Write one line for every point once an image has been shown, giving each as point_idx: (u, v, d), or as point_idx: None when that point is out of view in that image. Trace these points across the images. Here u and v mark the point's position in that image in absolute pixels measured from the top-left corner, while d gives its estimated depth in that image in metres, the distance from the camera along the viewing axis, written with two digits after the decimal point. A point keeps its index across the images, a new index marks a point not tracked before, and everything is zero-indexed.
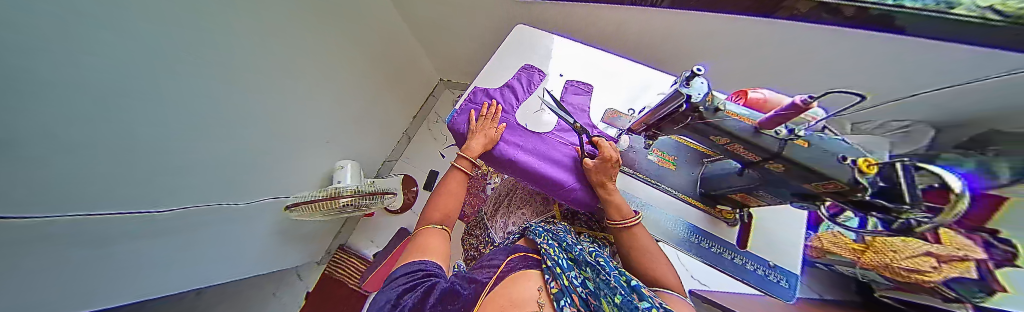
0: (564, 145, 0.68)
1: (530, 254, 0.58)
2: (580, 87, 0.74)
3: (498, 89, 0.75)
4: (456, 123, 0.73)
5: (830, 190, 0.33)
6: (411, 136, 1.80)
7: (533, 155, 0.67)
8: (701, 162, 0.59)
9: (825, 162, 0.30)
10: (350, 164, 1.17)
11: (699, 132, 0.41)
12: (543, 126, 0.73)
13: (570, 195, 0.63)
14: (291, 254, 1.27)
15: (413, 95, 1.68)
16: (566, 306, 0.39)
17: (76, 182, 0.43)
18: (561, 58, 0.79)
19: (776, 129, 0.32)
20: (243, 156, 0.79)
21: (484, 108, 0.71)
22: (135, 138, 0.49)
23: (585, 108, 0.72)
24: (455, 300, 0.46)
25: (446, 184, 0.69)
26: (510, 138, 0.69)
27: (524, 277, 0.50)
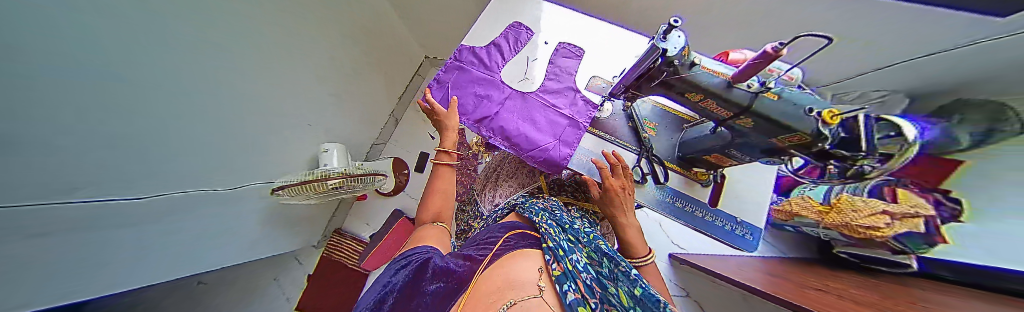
0: (545, 107, 0.63)
1: (528, 232, 0.50)
2: (571, 50, 0.69)
3: (484, 48, 0.69)
4: (437, 81, 0.67)
5: (794, 144, 0.34)
6: (398, 118, 1.75)
7: (512, 116, 0.62)
8: (681, 128, 0.59)
9: (791, 115, 0.32)
10: (335, 147, 1.14)
11: (673, 90, 0.40)
12: (529, 89, 0.70)
13: (544, 155, 0.58)
14: (289, 238, 1.28)
15: (397, 74, 1.60)
16: (570, 291, 0.32)
17: (144, 171, 0.48)
18: (549, 22, 0.74)
19: (746, 83, 0.33)
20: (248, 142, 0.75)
21: (467, 66, 0.67)
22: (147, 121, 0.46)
23: (573, 72, 0.67)
24: (449, 277, 0.35)
25: (433, 182, 0.57)
26: (490, 99, 0.64)
27: (521, 258, 0.40)
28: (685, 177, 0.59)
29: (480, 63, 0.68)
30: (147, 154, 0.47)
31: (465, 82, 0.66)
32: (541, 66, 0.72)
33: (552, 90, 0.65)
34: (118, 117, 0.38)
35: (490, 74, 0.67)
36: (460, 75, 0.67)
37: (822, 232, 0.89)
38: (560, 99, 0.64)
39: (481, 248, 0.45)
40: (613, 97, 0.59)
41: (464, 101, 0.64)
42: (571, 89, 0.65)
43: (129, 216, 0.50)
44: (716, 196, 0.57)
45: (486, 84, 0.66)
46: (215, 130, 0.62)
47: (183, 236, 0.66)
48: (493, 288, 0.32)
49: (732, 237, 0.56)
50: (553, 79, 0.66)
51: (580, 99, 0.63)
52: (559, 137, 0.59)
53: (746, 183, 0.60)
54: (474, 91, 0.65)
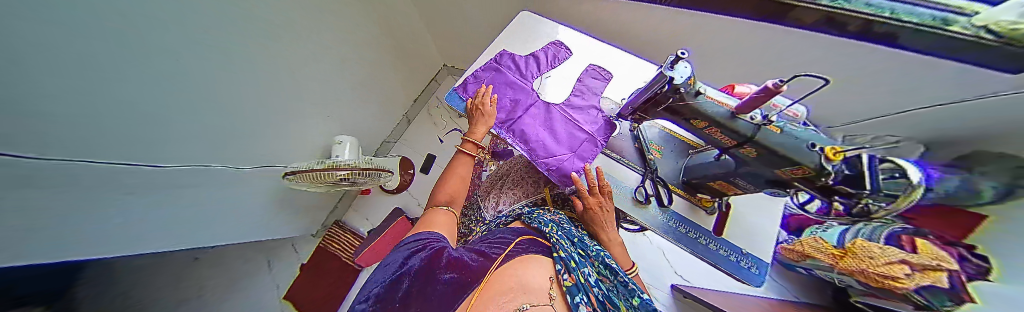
0: (568, 119, 0.66)
1: (536, 237, 0.48)
2: (598, 72, 0.72)
3: (523, 56, 0.74)
4: (475, 77, 0.73)
5: (799, 177, 0.35)
6: (411, 119, 1.82)
7: (534, 124, 0.65)
8: (686, 153, 0.60)
9: (793, 147, 0.32)
10: (349, 140, 1.19)
11: (680, 116, 0.42)
12: (552, 101, 0.70)
13: (560, 164, 0.60)
14: (290, 223, 1.31)
15: (414, 78, 1.70)
16: (582, 304, 0.32)
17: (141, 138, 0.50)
18: (581, 44, 0.77)
19: (750, 114, 0.34)
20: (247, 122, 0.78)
21: (503, 70, 0.72)
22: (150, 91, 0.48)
23: (597, 92, 0.70)
24: (462, 269, 0.36)
25: (453, 166, 0.61)
26: (519, 103, 0.68)
27: (531, 261, 0.40)
28: (689, 203, 0.59)
29: (517, 70, 0.73)
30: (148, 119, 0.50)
31: (499, 84, 0.71)
32: (569, 79, 0.73)
33: (576, 106, 0.68)
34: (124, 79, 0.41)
35: (524, 81, 0.71)
36: (496, 75, 0.72)
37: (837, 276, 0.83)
38: (584, 115, 0.66)
39: (492, 246, 0.45)
40: (619, 118, 0.62)
41: (493, 102, 0.68)
42: (595, 108, 0.67)
43: (117, 180, 0.51)
44: (720, 224, 0.56)
45: (518, 89, 0.70)
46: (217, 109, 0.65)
47: (172, 205, 0.69)
48: (504, 288, 0.32)
49: (740, 270, 0.54)
50: (578, 95, 0.69)
51: (600, 117, 0.65)
52: (574, 150, 0.61)
53: (751, 215, 0.59)
54: (504, 94, 0.69)
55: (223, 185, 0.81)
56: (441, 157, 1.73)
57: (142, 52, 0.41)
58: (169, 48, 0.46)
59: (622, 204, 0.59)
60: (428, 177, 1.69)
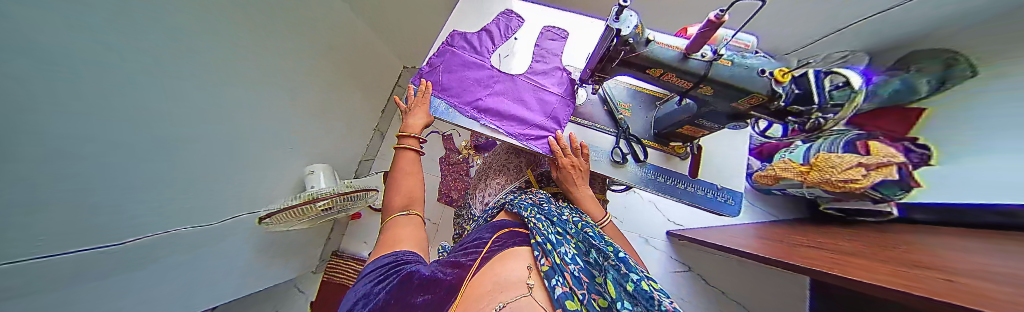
0: (533, 87, 0.63)
1: (516, 229, 0.49)
2: (556, 33, 0.70)
3: (474, 33, 0.70)
4: (428, 66, 0.66)
5: (754, 105, 0.36)
6: (384, 131, 1.75)
7: (500, 98, 0.62)
8: (654, 105, 0.61)
9: (745, 77, 0.33)
10: (321, 167, 1.13)
11: (637, 70, 0.41)
12: (513, 70, 0.66)
13: (534, 132, 0.59)
14: (286, 266, 1.26)
15: (378, 86, 1.60)
16: (558, 285, 0.30)
17: (109, 219, 0.46)
18: (529, 12, 0.74)
19: (699, 53, 0.34)
20: (225, 174, 0.72)
21: (457, 51, 0.67)
22: (110, 159, 0.43)
23: (558, 53, 0.68)
24: (433, 287, 0.33)
25: (398, 165, 0.57)
26: (482, 81, 0.64)
27: (509, 257, 0.39)
28: (663, 152, 0.60)
29: (471, 47, 0.68)
30: (109, 198, 0.46)
31: (456, 66, 0.66)
32: (525, 45, 0.70)
33: (539, 71, 0.66)
34: (69, 163, 0.37)
35: (480, 57, 0.67)
36: (450, 58, 0.66)
37: (805, 190, 0.91)
38: (549, 78, 0.64)
39: (470, 250, 0.44)
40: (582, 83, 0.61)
41: (457, 85, 0.64)
42: (558, 70, 0.66)
43: (96, 269, 0.48)
44: (693, 167, 0.58)
45: (477, 67, 0.65)
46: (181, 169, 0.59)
47: (166, 278, 0.65)
48: (483, 291, 0.31)
49: (717, 204, 0.56)
50: (540, 60, 0.67)
51: (564, 77, 0.64)
52: (549, 114, 0.61)
53: (722, 152, 0.61)
54: (464, 74, 0.65)
55: (215, 243, 0.76)
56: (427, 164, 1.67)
57: (83, 128, 0.37)
58: (118, 111, 0.41)
59: (600, 167, 0.58)
60: None
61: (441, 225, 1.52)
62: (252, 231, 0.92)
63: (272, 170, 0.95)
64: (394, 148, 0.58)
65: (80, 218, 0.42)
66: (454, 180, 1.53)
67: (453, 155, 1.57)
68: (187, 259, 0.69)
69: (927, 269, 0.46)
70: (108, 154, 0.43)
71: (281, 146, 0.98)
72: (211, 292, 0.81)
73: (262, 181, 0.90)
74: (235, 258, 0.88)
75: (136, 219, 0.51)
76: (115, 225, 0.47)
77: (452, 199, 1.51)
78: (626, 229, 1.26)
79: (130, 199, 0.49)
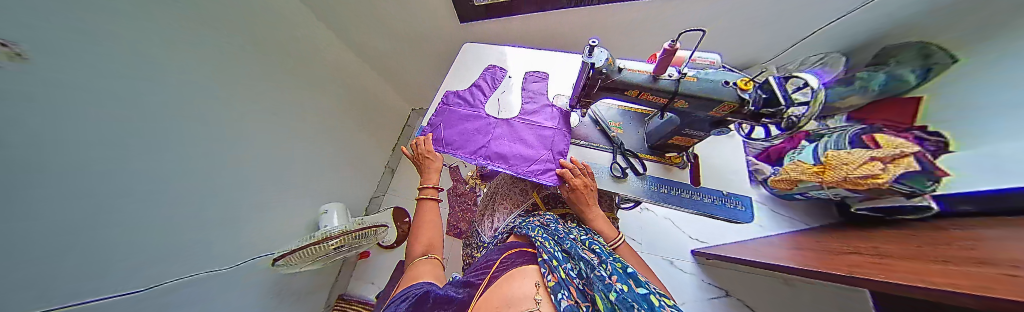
0: (529, 126, 0.69)
1: (525, 249, 0.49)
2: (537, 76, 0.80)
3: (468, 89, 0.80)
4: (430, 126, 0.74)
5: (729, 112, 0.40)
6: (394, 170, 1.83)
7: (502, 139, 0.68)
8: (643, 120, 0.66)
9: (712, 89, 0.38)
10: (335, 206, 1.16)
11: (618, 94, 0.45)
12: (508, 115, 0.73)
13: (539, 166, 0.62)
14: None
15: (388, 127, 1.75)
16: (564, 297, 0.31)
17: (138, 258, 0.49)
18: (512, 60, 0.86)
19: (666, 74, 0.39)
20: (232, 214, 0.74)
21: (456, 109, 0.76)
22: (116, 197, 0.45)
23: (542, 92, 0.76)
24: (447, 306, 0.35)
25: (422, 209, 0.61)
26: (483, 129, 0.71)
27: (519, 275, 0.39)
28: (661, 163, 0.61)
29: (466, 103, 0.77)
30: (131, 236, 0.48)
31: (456, 120, 0.74)
32: (512, 88, 0.79)
33: (530, 110, 0.73)
34: (78, 199, 0.39)
35: (476, 110, 0.75)
36: (450, 115, 0.75)
37: (827, 192, 0.86)
38: (541, 116, 0.71)
39: (479, 272, 0.45)
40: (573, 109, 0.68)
41: (460, 137, 0.71)
42: (547, 107, 0.72)
43: None
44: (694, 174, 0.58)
45: (475, 118, 0.74)
46: (196, 212, 0.62)
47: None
48: (490, 307, 0.32)
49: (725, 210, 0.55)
50: (529, 102, 0.75)
51: (554, 111, 0.71)
52: (549, 147, 0.65)
53: (719, 157, 0.63)
54: (465, 127, 0.72)
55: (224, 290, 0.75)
56: None
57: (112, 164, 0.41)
58: (112, 144, 0.43)
59: (604, 184, 0.59)
60: None
61: (451, 260, 1.45)
62: (262, 278, 0.90)
63: (284, 212, 0.98)
64: (415, 199, 0.62)
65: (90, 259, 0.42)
66: (462, 210, 1.52)
67: (460, 185, 1.61)
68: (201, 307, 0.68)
69: (988, 264, 0.41)
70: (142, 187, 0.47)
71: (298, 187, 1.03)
72: None
73: (273, 224, 0.93)
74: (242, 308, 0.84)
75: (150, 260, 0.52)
76: (125, 268, 0.48)
77: (461, 231, 1.46)
78: (649, 250, 1.18)
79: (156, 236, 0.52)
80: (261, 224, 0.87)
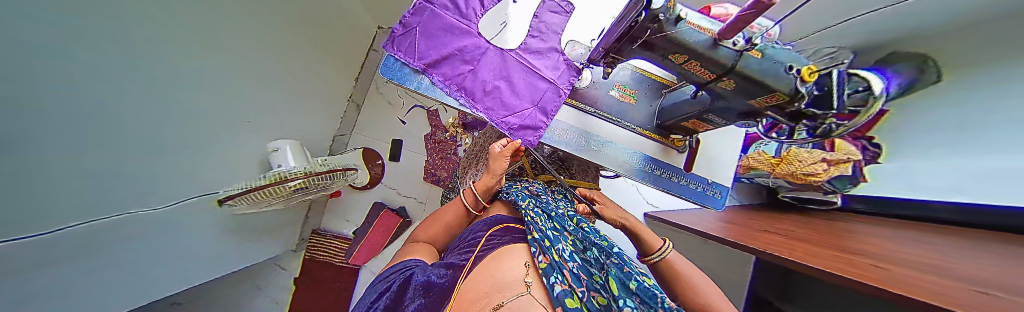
0: (524, 67, 0.55)
1: (512, 225, 0.58)
2: (557, 4, 0.56)
3: None
4: (402, 26, 0.53)
5: (769, 105, 0.34)
6: (360, 103, 1.57)
7: (486, 73, 0.54)
8: (660, 94, 0.58)
9: (771, 72, 0.30)
10: (287, 144, 1.01)
11: (659, 55, 0.35)
12: (507, 45, 0.57)
13: (518, 120, 0.54)
14: (260, 247, 1.18)
15: (354, 51, 1.39)
16: (558, 283, 0.35)
17: (72, 201, 0.40)
18: None
19: (733, 39, 0.28)
20: (178, 151, 0.61)
21: (440, 8, 0.53)
22: (62, 143, 0.35)
23: (557, 31, 0.56)
24: (430, 291, 0.38)
25: (442, 213, 0.69)
26: (466, 52, 0.54)
27: (508, 258, 0.45)
28: (663, 144, 0.58)
29: (455, 6, 0.53)
30: (76, 177, 0.40)
31: (436, 30, 0.53)
32: (523, 12, 0.59)
33: (535, 49, 0.56)
34: (33, 152, 0.31)
35: (466, 22, 0.54)
36: (427, 20, 0.53)
37: (770, 180, 0.97)
38: (544, 61, 0.56)
39: (463, 254, 0.49)
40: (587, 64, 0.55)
41: (435, 54, 0.53)
42: (555, 51, 0.56)
43: (59, 261, 0.42)
44: (690, 161, 0.57)
45: (460, 33, 0.54)
46: (137, 152, 0.50)
47: (131, 262, 0.58)
48: (479, 294, 0.35)
49: (703, 197, 0.58)
50: (537, 36, 0.56)
51: (562, 61, 0.56)
52: (537, 102, 0.55)
53: (717, 147, 0.60)
54: (446, 42, 0.53)
55: (169, 228, 0.67)
56: (410, 141, 1.54)
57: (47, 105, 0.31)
58: (68, 88, 0.33)
59: (600, 158, 0.56)
60: (399, 165, 1.54)
61: (428, 203, 1.50)
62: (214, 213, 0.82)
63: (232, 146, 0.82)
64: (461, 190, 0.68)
65: (42, 211, 0.35)
66: (442, 158, 1.48)
67: (439, 133, 1.49)
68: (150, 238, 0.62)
69: (847, 254, 0.53)
70: (68, 134, 0.36)
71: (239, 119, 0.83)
72: (175, 275, 0.74)
73: (221, 158, 0.79)
74: (197, 243, 0.79)
75: (91, 203, 0.44)
76: (74, 210, 0.41)
77: (439, 179, 1.48)
78: None
79: (90, 178, 0.42)
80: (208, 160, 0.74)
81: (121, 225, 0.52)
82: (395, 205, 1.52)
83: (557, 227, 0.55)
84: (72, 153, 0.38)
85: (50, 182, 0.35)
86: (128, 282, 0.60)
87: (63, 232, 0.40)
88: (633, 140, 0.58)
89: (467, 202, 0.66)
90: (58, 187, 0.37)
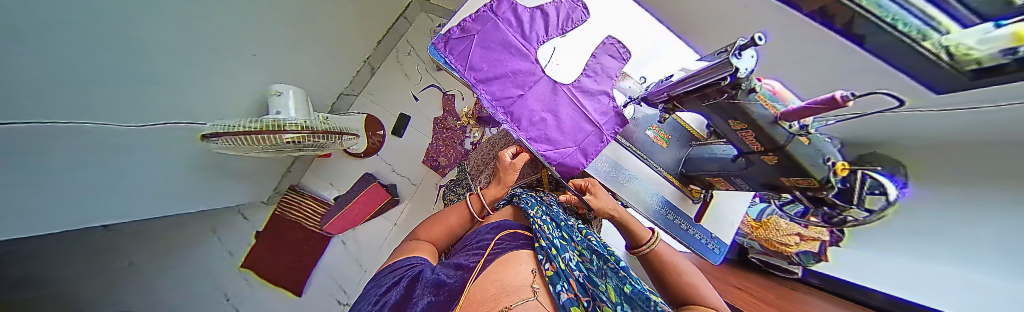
0: (572, 101, 0.62)
1: (519, 231, 0.59)
2: (613, 48, 0.63)
3: (529, 9, 0.62)
4: (466, 32, 0.61)
5: (801, 185, 0.36)
6: (374, 68, 1.50)
7: (536, 102, 0.61)
8: (689, 145, 0.62)
9: (812, 159, 0.32)
10: (291, 90, 0.93)
11: (722, 111, 0.39)
12: (561, 80, 0.64)
13: (557, 157, 0.60)
14: (226, 191, 1.09)
15: (380, 12, 1.32)
16: (564, 291, 0.40)
17: (23, 99, 0.34)
18: (606, 11, 0.65)
19: (793, 122, 0.32)
20: (160, 69, 0.55)
21: (506, 30, 0.61)
22: (37, 28, 0.30)
23: (612, 75, 0.64)
24: (440, 289, 0.41)
25: (448, 215, 0.68)
26: (520, 76, 0.61)
27: (515, 261, 0.49)
28: (681, 192, 0.64)
29: (519, 27, 0.61)
30: (47, 71, 0.35)
31: (494, 44, 0.61)
32: (586, 49, 0.64)
33: (587, 90, 0.62)
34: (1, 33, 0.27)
35: (525, 44, 0.62)
36: (489, 31, 0.61)
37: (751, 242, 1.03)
38: (594, 103, 0.62)
39: (472, 254, 0.52)
40: (642, 101, 0.61)
41: (492, 71, 0.60)
42: (606, 94, 0.62)
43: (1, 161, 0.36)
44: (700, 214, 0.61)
45: (517, 53, 0.61)
46: (117, 57, 0.44)
47: (63, 177, 0.50)
48: (489, 295, 0.38)
49: (705, 250, 0.61)
50: (591, 77, 0.63)
51: (612, 108, 0.61)
52: (579, 143, 0.61)
53: (730, 206, 0.63)
54: (502, 58, 0.61)
55: (131, 149, 0.60)
56: (417, 119, 1.49)
57: None
58: None
59: (623, 191, 0.62)
60: (401, 141, 1.48)
61: (421, 187, 1.46)
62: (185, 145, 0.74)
63: (222, 79, 0.75)
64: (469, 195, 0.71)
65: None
66: (447, 146, 1.45)
67: (449, 119, 1.46)
68: (99, 155, 0.53)
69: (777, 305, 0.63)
70: (47, 19, 0.31)
71: (237, 48, 0.75)
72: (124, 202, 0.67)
73: (206, 88, 0.71)
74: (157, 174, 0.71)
75: (51, 103, 0.38)
76: (28, 106, 0.36)
77: (439, 166, 1.45)
78: None
79: (54, 74, 0.36)
80: (193, 86, 0.67)
81: (72, 134, 0.45)
82: (386, 180, 1.46)
83: (563, 236, 0.58)
84: (31, 44, 0.31)
85: (13, 70, 0.30)
86: (59, 197, 0.51)
87: (26, 124, 0.35)
88: (657, 181, 0.63)
89: (473, 209, 0.68)
90: (19, 77, 0.32)
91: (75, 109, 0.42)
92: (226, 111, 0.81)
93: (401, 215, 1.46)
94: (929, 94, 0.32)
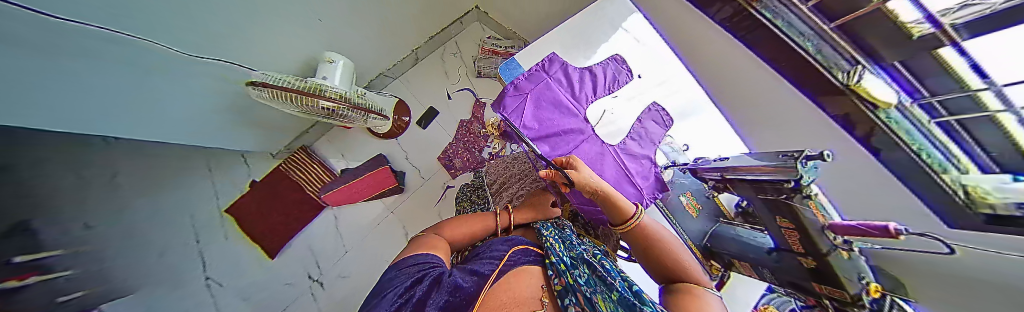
0: (614, 158, 0.82)
1: (530, 247, 0.59)
2: (660, 116, 0.86)
3: (582, 74, 0.86)
4: (526, 89, 0.82)
5: (835, 296, 0.40)
6: (418, 59, 1.55)
7: (584, 157, 0.81)
8: (717, 220, 0.71)
9: (851, 271, 0.37)
10: (341, 61, 0.97)
11: (772, 206, 0.50)
12: (613, 142, 0.86)
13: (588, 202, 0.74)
14: (235, 135, 1.08)
15: (440, 11, 1.39)
16: (571, 306, 0.45)
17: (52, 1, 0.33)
18: (647, 85, 0.89)
19: (838, 236, 0.38)
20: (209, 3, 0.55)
21: (558, 88, 0.84)
22: None
23: (655, 140, 0.85)
24: (457, 293, 0.44)
25: (468, 217, 0.68)
26: (571, 132, 0.81)
27: (525, 273, 0.51)
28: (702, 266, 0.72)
29: (569, 91, 0.85)
30: None
31: (548, 101, 0.82)
32: (632, 112, 0.87)
33: (631, 152, 0.83)
34: None
35: (574, 103, 0.84)
36: (544, 89, 0.83)
37: None
38: (637, 165, 0.82)
39: (486, 262, 0.53)
40: (685, 170, 0.78)
41: (546, 126, 0.80)
42: (648, 160, 0.83)
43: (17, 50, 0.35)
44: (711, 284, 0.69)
45: (566, 112, 0.83)
46: None
47: (79, 80, 0.49)
48: (500, 303, 0.43)
49: None
50: (636, 140, 0.85)
51: (652, 173, 0.82)
52: None
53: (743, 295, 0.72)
54: (551, 117, 0.81)
55: (156, 71, 0.60)
56: (444, 116, 1.52)
57: None
58: None
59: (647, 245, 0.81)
60: (423, 132, 1.50)
61: (429, 182, 1.46)
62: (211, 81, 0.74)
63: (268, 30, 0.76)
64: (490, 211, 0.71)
65: None
66: (466, 149, 1.47)
67: (476, 125, 1.49)
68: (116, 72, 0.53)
69: None
70: None
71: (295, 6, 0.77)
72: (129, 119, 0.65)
73: (251, 34, 0.73)
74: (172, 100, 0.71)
75: (94, 10, 0.38)
76: (66, 8, 0.35)
77: (452, 166, 1.46)
78: None
79: None
80: (238, 30, 0.68)
81: (103, 44, 0.45)
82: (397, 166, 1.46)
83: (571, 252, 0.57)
84: None
85: None
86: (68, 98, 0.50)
87: (58, 22, 0.35)
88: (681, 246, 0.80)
89: (499, 221, 0.69)
90: None
91: (107, 24, 0.41)
92: (264, 60, 0.83)
93: (399, 204, 1.44)
94: (940, 225, 0.29)
